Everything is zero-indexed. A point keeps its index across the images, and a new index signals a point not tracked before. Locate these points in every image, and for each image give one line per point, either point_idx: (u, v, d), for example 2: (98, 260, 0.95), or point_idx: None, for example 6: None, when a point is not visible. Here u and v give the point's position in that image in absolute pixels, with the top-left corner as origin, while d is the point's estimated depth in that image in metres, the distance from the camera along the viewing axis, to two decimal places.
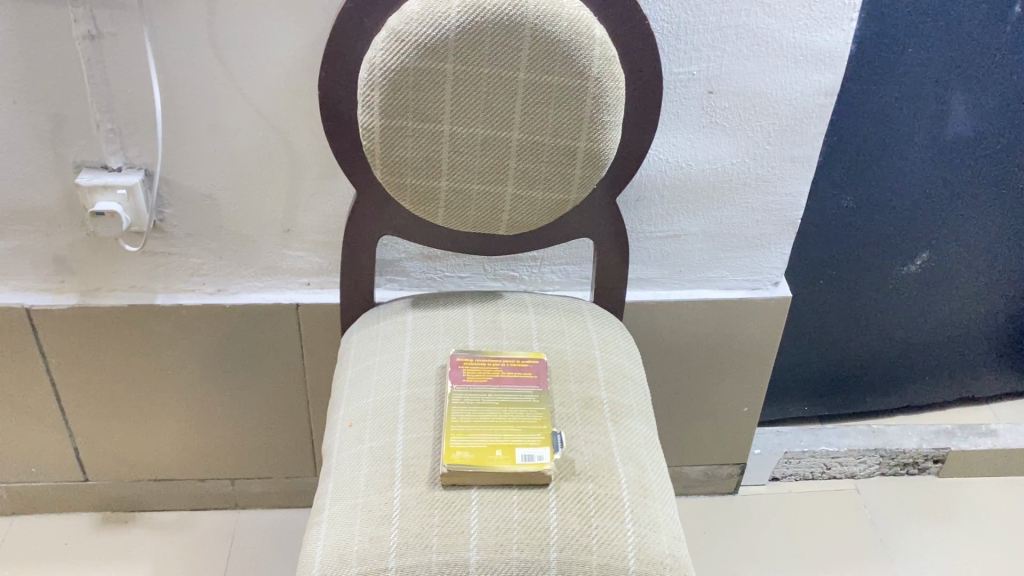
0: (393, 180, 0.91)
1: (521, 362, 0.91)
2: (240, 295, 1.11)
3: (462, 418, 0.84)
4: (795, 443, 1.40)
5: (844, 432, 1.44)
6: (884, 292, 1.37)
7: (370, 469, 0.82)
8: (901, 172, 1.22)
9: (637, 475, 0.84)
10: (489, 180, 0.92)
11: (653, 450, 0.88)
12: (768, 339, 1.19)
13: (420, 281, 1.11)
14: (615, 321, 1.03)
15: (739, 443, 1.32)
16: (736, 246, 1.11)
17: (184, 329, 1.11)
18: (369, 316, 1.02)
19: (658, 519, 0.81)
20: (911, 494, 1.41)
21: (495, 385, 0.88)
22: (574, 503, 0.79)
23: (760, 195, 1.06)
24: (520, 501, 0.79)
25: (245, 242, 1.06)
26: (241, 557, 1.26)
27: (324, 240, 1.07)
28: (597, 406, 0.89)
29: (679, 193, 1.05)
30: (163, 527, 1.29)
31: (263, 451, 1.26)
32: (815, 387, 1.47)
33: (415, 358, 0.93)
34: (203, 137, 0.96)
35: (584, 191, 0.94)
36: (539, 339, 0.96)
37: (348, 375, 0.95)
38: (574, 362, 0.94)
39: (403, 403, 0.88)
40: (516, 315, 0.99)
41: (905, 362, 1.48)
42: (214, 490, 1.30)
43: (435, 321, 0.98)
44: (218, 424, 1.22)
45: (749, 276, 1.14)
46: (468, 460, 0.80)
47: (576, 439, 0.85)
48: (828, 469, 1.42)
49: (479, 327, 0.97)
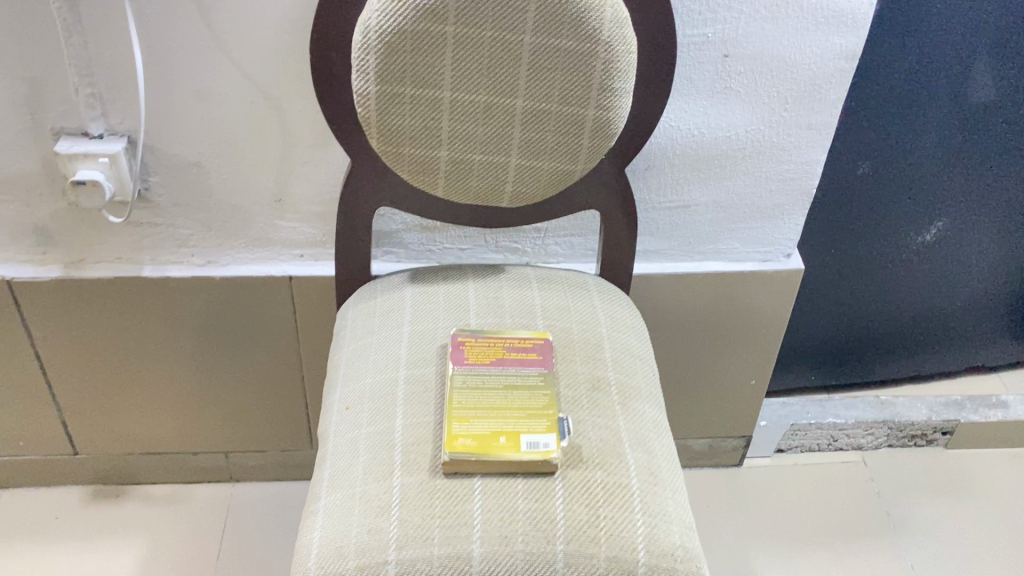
0: (390, 149, 0.86)
1: (524, 342, 0.87)
2: (231, 268, 1.06)
3: (465, 403, 0.80)
4: (801, 414, 1.37)
5: (852, 403, 1.41)
6: (897, 260, 1.32)
7: (368, 455, 0.79)
8: (919, 139, 1.17)
9: (647, 461, 0.80)
10: (492, 150, 0.87)
11: (663, 433, 0.85)
12: (777, 312, 1.15)
13: (419, 253, 1.06)
14: (621, 296, 0.98)
15: (746, 416, 1.29)
16: (747, 217, 1.06)
17: (173, 301, 1.07)
18: (365, 292, 0.98)
19: (668, 510, 0.78)
20: (918, 467, 1.38)
21: (497, 367, 0.84)
22: (582, 493, 0.76)
23: (774, 164, 1.01)
24: (525, 491, 0.75)
25: (235, 212, 1.01)
26: (237, 532, 1.23)
27: (319, 210, 1.02)
28: (605, 388, 0.85)
29: (690, 162, 1.00)
30: (155, 501, 1.26)
31: (257, 426, 1.23)
32: (824, 356, 1.43)
33: (414, 337, 0.89)
34: (189, 103, 0.91)
35: (592, 161, 0.89)
36: (543, 317, 0.91)
37: (345, 355, 0.91)
38: (580, 341, 0.90)
39: (403, 385, 0.84)
40: (519, 291, 0.95)
41: (916, 332, 1.44)
42: (207, 464, 1.27)
43: (434, 298, 0.94)
44: (211, 401, 1.19)
45: (760, 248, 1.10)
46: (470, 448, 0.76)
47: (583, 424, 0.81)
48: (835, 441, 1.39)
49: (480, 304, 0.93)
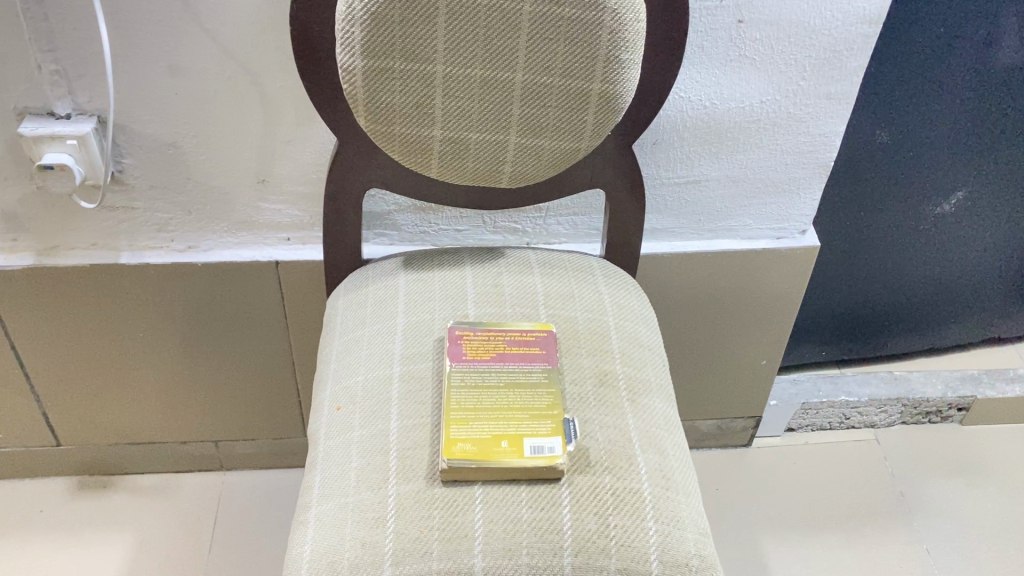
0: (380, 129, 0.80)
1: (526, 335, 0.81)
2: (213, 253, 1.00)
3: (463, 404, 0.75)
4: (813, 392, 1.32)
5: (865, 379, 1.36)
6: (914, 231, 1.26)
7: (360, 461, 0.74)
8: (942, 105, 1.11)
9: (659, 462, 0.75)
10: (490, 128, 0.80)
11: (675, 431, 0.80)
12: (790, 290, 1.10)
13: (412, 235, 1.00)
14: (628, 280, 0.93)
15: (756, 396, 1.24)
16: (761, 192, 1.00)
17: (154, 288, 1.01)
18: (355, 280, 0.92)
19: (682, 516, 0.73)
20: (933, 445, 1.34)
21: (498, 363, 0.79)
22: (590, 500, 0.71)
23: (790, 136, 0.95)
24: (529, 499, 0.70)
25: (215, 194, 0.95)
26: (229, 523, 1.19)
27: (305, 191, 0.95)
28: (613, 383, 0.80)
29: (701, 135, 0.93)
30: (144, 492, 1.21)
31: (247, 414, 1.18)
32: (835, 331, 1.38)
33: (409, 330, 0.83)
34: (161, 79, 0.84)
35: (597, 138, 0.83)
36: (545, 306, 0.86)
37: (335, 349, 0.86)
38: (586, 332, 0.84)
39: (397, 383, 0.79)
40: (520, 277, 0.89)
41: (931, 304, 1.39)
42: (197, 452, 1.22)
43: (428, 286, 0.88)
44: (198, 389, 1.14)
45: (773, 224, 1.04)
46: (470, 454, 0.71)
47: (590, 424, 0.76)
48: (847, 418, 1.34)
49: (479, 293, 0.87)
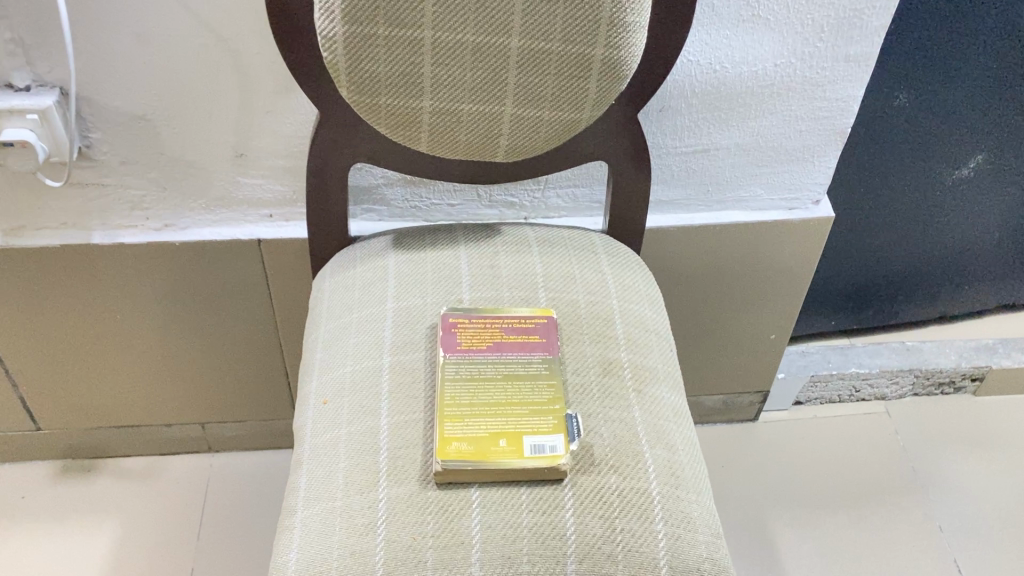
0: (364, 100, 0.74)
1: (524, 322, 0.76)
2: (191, 231, 0.94)
3: (458, 400, 0.70)
4: (822, 365, 1.27)
5: (876, 350, 1.31)
6: (931, 197, 1.21)
7: (349, 461, 0.69)
8: (965, 65, 1.04)
9: (668, 459, 0.71)
10: (484, 98, 0.74)
11: (684, 423, 0.75)
12: (803, 262, 1.04)
13: (402, 211, 0.94)
14: (632, 258, 0.87)
15: (764, 371, 1.19)
16: (774, 161, 0.94)
17: (131, 269, 0.95)
18: (343, 260, 0.86)
19: (692, 516, 0.68)
20: (945, 417, 1.30)
21: (495, 354, 0.73)
22: (595, 502, 0.66)
23: (806, 102, 0.88)
24: (530, 502, 0.66)
25: (191, 170, 0.89)
26: (219, 509, 1.15)
27: (286, 165, 0.89)
28: (617, 372, 0.75)
29: (710, 101, 0.87)
30: (129, 476, 1.17)
31: (234, 396, 1.13)
32: (845, 300, 1.33)
33: (399, 317, 0.78)
34: (127, 47, 0.77)
35: (600, 109, 0.77)
36: (545, 289, 0.80)
37: (321, 336, 0.80)
38: (588, 316, 0.79)
39: (387, 376, 0.74)
40: (517, 257, 0.83)
41: (945, 271, 1.33)
42: (183, 435, 1.17)
43: (420, 268, 0.83)
44: (182, 372, 1.09)
45: (786, 194, 0.98)
46: (466, 454, 0.66)
47: (594, 418, 0.71)
48: (857, 391, 1.30)
49: (474, 275, 0.81)
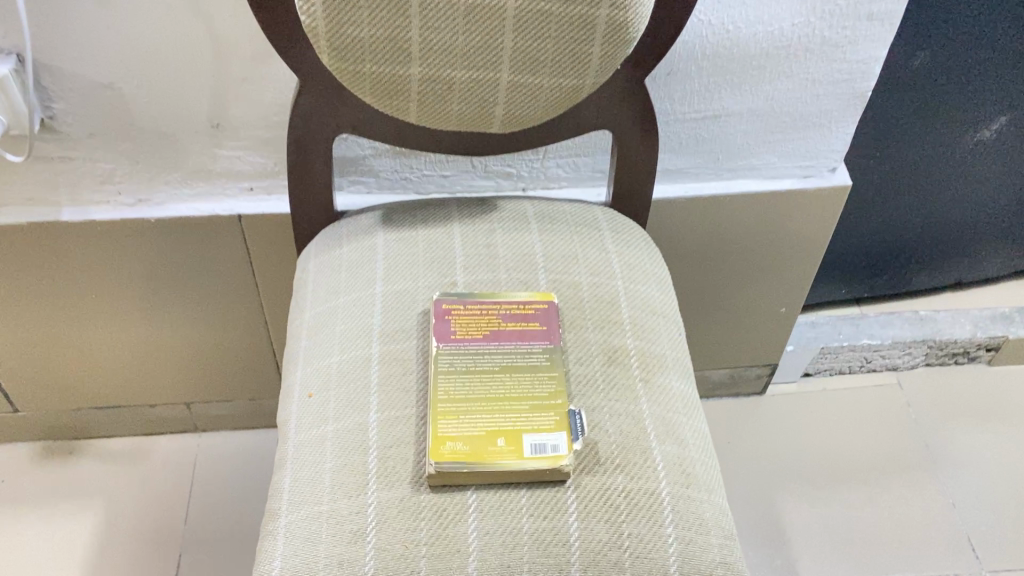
0: (347, 68, 0.67)
1: (523, 308, 0.70)
2: (167, 206, 0.88)
3: (452, 394, 0.65)
4: (832, 336, 1.22)
5: (888, 320, 1.26)
6: (950, 160, 1.15)
7: (335, 461, 0.64)
8: (992, 21, 0.97)
9: (678, 455, 0.66)
10: (477, 65, 0.68)
11: (694, 415, 0.70)
12: (816, 233, 0.98)
13: (392, 182, 0.88)
14: (638, 234, 0.82)
15: (773, 344, 1.14)
16: (788, 128, 0.88)
17: (104, 247, 0.90)
18: (328, 238, 0.81)
19: (704, 518, 0.64)
20: (959, 389, 1.25)
21: (492, 343, 0.68)
22: (600, 504, 0.61)
23: (824, 64, 0.82)
24: (530, 506, 0.61)
25: (164, 141, 0.82)
26: (207, 491, 1.11)
27: (266, 136, 0.83)
28: (623, 361, 0.70)
29: (721, 64, 0.81)
30: (113, 457, 1.13)
31: (220, 375, 1.08)
32: (857, 267, 1.28)
33: (389, 302, 0.73)
34: (86, 10, 0.71)
35: (603, 75, 0.71)
36: (545, 271, 0.75)
37: (306, 322, 0.75)
38: (592, 300, 0.73)
39: (377, 367, 0.68)
40: (515, 235, 0.78)
41: (962, 237, 1.28)
42: (168, 415, 1.13)
43: (411, 247, 0.77)
44: (164, 352, 1.04)
45: (800, 162, 0.92)
46: (461, 456, 0.61)
47: (598, 413, 0.66)
48: (868, 362, 1.25)
49: (468, 255, 0.76)
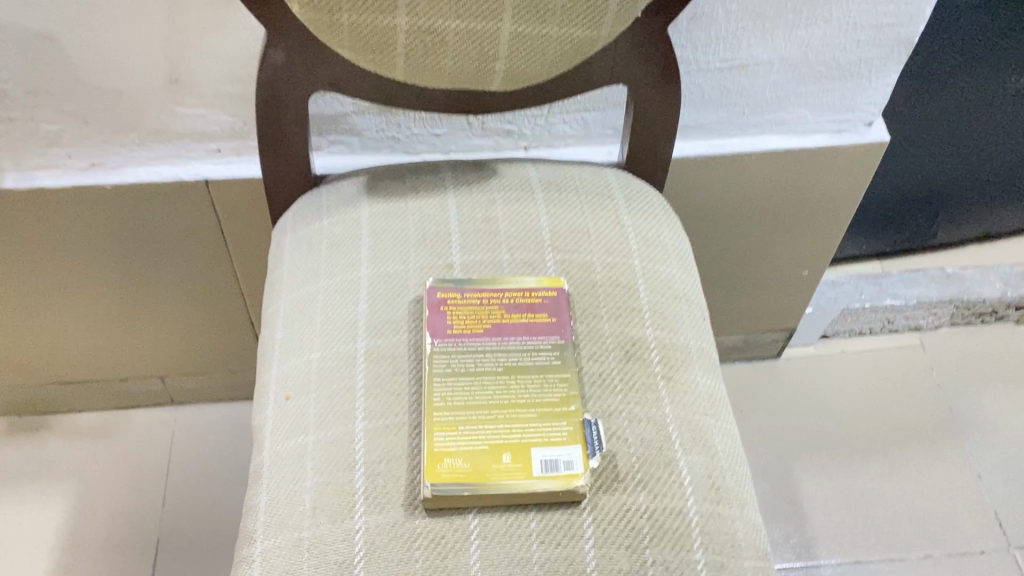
0: (321, 18, 0.57)
1: (528, 297, 0.62)
2: (124, 171, 0.78)
3: (450, 401, 0.57)
4: (854, 296, 1.14)
5: (912, 278, 1.18)
6: (988, 106, 1.05)
7: (317, 480, 0.56)
8: None
9: (707, 467, 0.58)
10: (475, 14, 0.58)
11: (722, 416, 0.62)
12: (847, 192, 0.89)
13: (376, 141, 0.79)
14: (656, 202, 0.72)
15: (792, 306, 1.07)
16: (823, 77, 0.78)
17: (55, 216, 0.80)
18: (306, 209, 0.71)
19: (737, 539, 0.56)
20: (986, 350, 1.18)
21: (494, 339, 0.60)
22: (620, 528, 0.54)
23: (869, 6, 0.71)
24: (541, 533, 0.53)
25: (115, 100, 0.72)
26: (186, 468, 1.03)
27: (233, 92, 0.73)
28: (643, 356, 0.62)
29: (753, 6, 0.70)
30: (84, 434, 1.05)
31: (195, 347, 1.00)
32: (880, 221, 1.19)
33: (376, 287, 0.64)
34: None
35: (622, 23, 0.60)
36: (554, 250, 0.66)
37: (282, 309, 0.66)
38: (607, 284, 0.65)
39: (363, 366, 0.60)
40: (518, 207, 0.69)
41: (995, 190, 1.18)
42: (142, 389, 1.05)
43: (400, 222, 0.68)
44: (132, 325, 0.95)
45: (834, 115, 0.82)
46: (461, 476, 0.53)
47: (617, 420, 0.58)
48: (890, 322, 1.17)
49: (465, 232, 0.67)
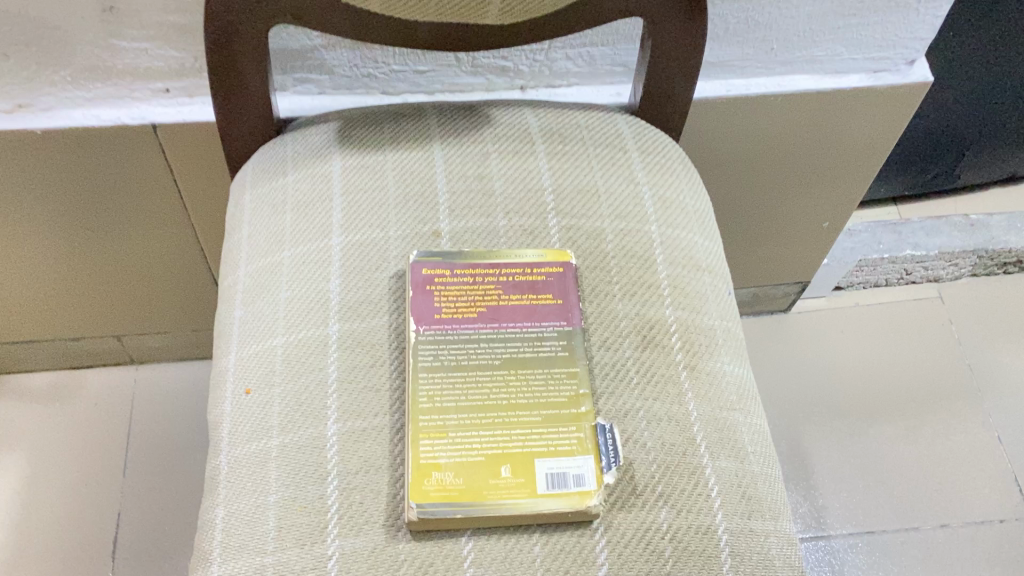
0: None
1: (529, 275, 0.53)
2: (55, 115, 0.67)
3: (439, 400, 0.48)
4: (871, 247, 1.07)
5: (934, 227, 1.10)
6: None
7: (282, 494, 0.48)
8: None
9: (736, 474, 0.50)
10: None
11: (751, 410, 0.54)
12: (879, 138, 0.80)
13: (349, 80, 0.68)
14: (675, 155, 0.63)
15: (807, 257, 0.99)
16: (865, 8, 0.67)
17: None
18: (267, 161, 0.61)
19: (771, 557, 0.49)
20: (1007, 302, 1.10)
21: (489, 326, 0.51)
22: (639, 552, 0.46)
23: None
24: (547, 559, 0.45)
25: (39, 31, 0.61)
26: (148, 434, 0.95)
27: (180, 22, 0.62)
28: (663, 341, 0.53)
29: None
30: (37, 398, 0.96)
31: (155, 304, 0.90)
32: (900, 164, 1.10)
33: (350, 259, 0.55)
34: None
35: None
36: (558, 214, 0.57)
37: (241, 283, 0.57)
38: (620, 256, 0.56)
39: (336, 355, 0.51)
40: (516, 162, 0.59)
41: None
42: (98, 347, 0.96)
43: (378, 180, 0.58)
44: (81, 283, 0.85)
45: (873, 52, 0.72)
46: (453, 495, 0.45)
47: (634, 422, 0.49)
48: (908, 274, 1.10)
49: (454, 192, 0.57)
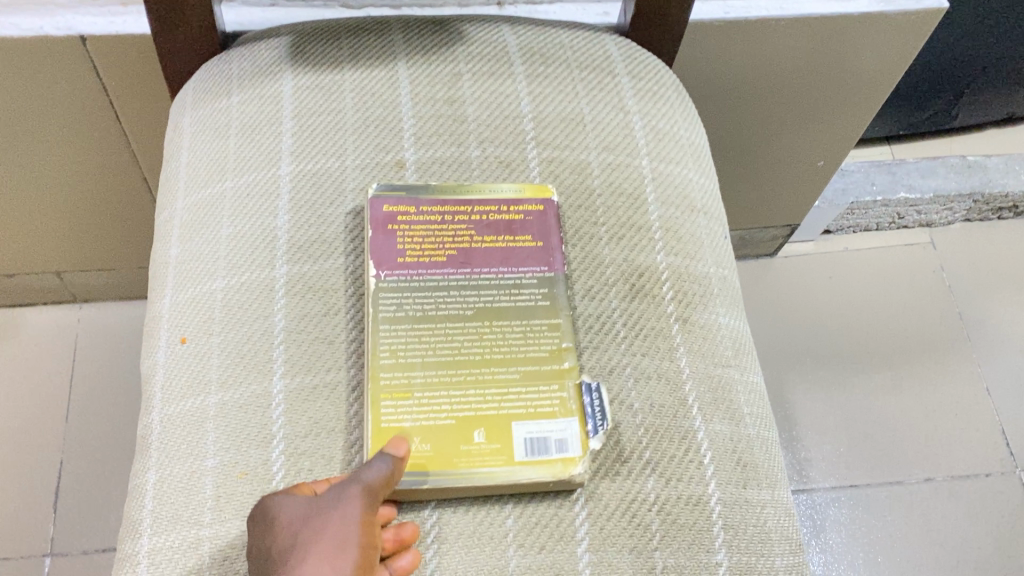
0: None
1: (505, 214, 0.47)
2: None
3: (403, 355, 0.42)
4: (864, 188, 1.01)
5: (930, 168, 1.05)
6: None
7: (221, 457, 0.42)
8: None
9: (732, 438, 0.45)
10: None
11: (749, 367, 0.49)
12: (885, 69, 0.74)
13: None
14: (668, 82, 0.56)
15: (799, 198, 0.93)
16: None
17: None
18: (210, 80, 0.54)
19: (768, 530, 0.44)
20: (1000, 248, 1.06)
21: (460, 271, 0.45)
22: (623, 526, 0.41)
23: None
24: (520, 534, 0.40)
25: None
26: (92, 377, 0.89)
27: None
28: (653, 291, 0.47)
29: None
30: None
31: (96, 238, 0.83)
32: (897, 103, 1.04)
33: (302, 191, 0.48)
34: None
35: None
36: (538, 146, 0.50)
37: (178, 215, 0.50)
38: (606, 194, 0.50)
39: (285, 301, 0.45)
40: (491, 85, 0.52)
41: None
42: (36, 284, 0.89)
43: (334, 102, 0.51)
44: (10, 214, 0.78)
45: None
46: (418, 464, 0.40)
47: (620, 381, 0.44)
48: (900, 219, 1.05)
49: (421, 118, 0.50)
